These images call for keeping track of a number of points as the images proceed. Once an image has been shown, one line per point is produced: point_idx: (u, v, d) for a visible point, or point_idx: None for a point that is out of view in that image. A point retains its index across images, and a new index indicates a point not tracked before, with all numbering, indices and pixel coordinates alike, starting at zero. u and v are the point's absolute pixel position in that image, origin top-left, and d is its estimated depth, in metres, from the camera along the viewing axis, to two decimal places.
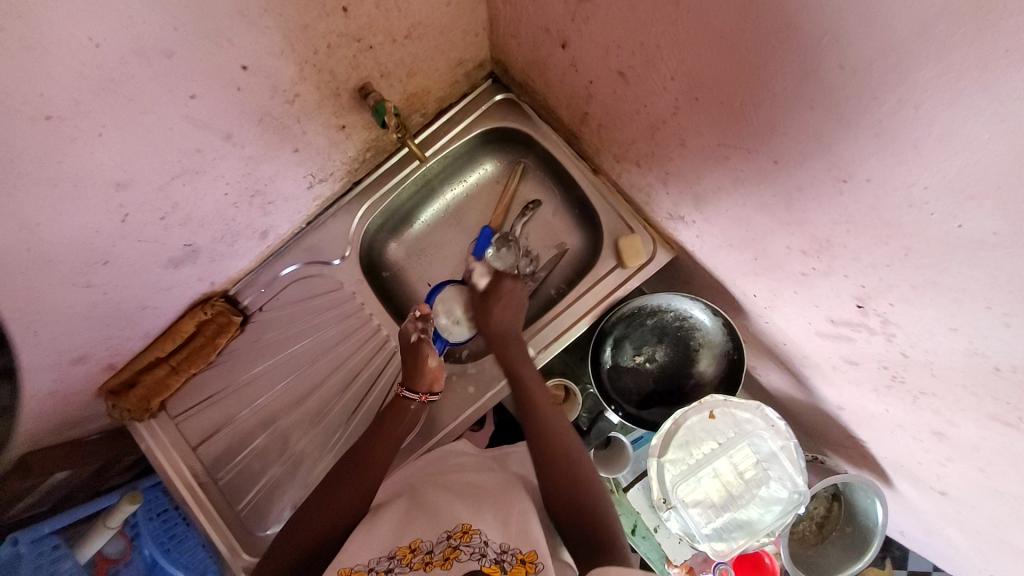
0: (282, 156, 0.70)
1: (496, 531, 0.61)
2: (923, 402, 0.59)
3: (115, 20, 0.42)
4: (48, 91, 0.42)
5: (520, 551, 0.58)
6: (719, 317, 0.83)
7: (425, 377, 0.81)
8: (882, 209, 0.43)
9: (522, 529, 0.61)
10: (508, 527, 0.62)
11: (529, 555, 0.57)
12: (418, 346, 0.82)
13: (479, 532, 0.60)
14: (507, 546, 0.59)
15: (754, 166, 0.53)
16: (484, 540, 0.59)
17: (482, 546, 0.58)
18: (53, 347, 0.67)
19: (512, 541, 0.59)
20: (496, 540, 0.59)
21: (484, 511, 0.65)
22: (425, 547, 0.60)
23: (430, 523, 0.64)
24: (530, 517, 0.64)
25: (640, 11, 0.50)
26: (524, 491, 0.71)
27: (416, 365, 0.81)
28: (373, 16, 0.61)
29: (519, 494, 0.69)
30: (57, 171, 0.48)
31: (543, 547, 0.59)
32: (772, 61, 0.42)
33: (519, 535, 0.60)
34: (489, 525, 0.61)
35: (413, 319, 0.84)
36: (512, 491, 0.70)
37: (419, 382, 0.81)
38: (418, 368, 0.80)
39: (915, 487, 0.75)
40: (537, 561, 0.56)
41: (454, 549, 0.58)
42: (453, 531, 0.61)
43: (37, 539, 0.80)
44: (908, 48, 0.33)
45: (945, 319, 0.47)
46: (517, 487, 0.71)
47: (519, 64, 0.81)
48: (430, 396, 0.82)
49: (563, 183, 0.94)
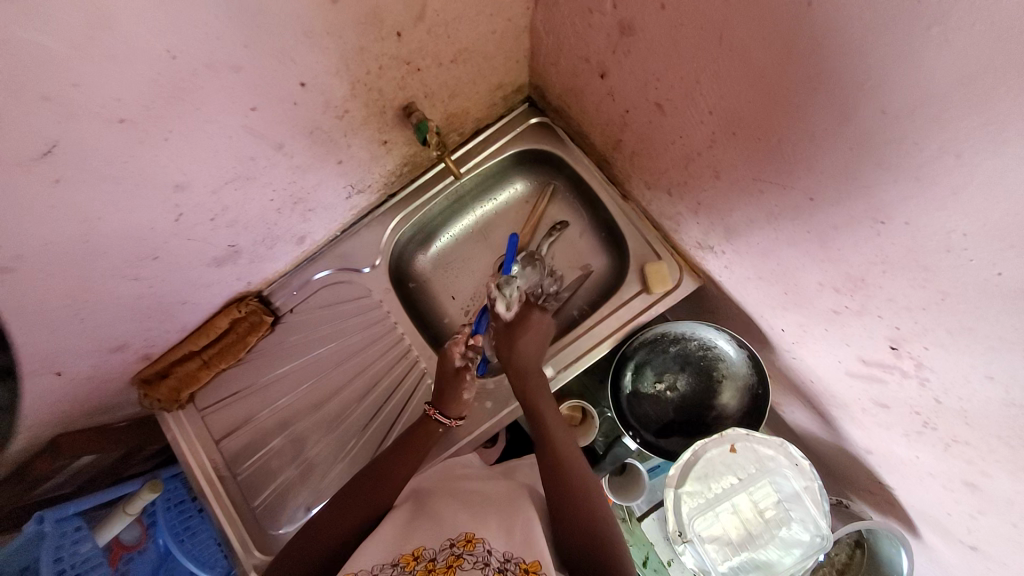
0: (326, 167, 0.74)
1: (499, 541, 0.60)
2: (955, 450, 0.58)
3: (191, 36, 0.45)
4: (125, 97, 0.46)
5: (523, 561, 0.57)
6: (744, 349, 0.82)
7: (458, 405, 0.83)
8: (919, 251, 0.43)
9: (526, 538, 0.61)
10: (511, 537, 0.61)
11: (532, 564, 0.57)
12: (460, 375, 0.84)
13: (482, 540, 0.60)
14: (510, 555, 0.58)
15: (788, 202, 0.53)
16: (487, 549, 0.58)
17: (486, 555, 0.58)
18: (97, 335, 0.70)
19: (514, 551, 0.59)
20: (499, 549, 0.59)
21: (487, 521, 0.64)
22: (428, 554, 0.59)
23: (433, 532, 0.63)
24: (533, 526, 0.63)
25: (682, 47, 0.52)
26: (529, 501, 0.70)
27: (452, 394, 0.83)
28: (423, 42, 0.64)
29: (524, 505, 0.69)
30: (124, 170, 0.52)
31: (547, 558, 0.58)
32: (812, 102, 0.43)
33: (522, 544, 0.60)
34: (492, 535, 0.61)
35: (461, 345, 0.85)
36: (518, 500, 0.70)
37: (451, 409, 0.83)
38: (457, 397, 0.83)
39: (944, 540, 0.72)
40: (540, 570, 0.56)
41: (457, 557, 0.58)
42: (455, 539, 0.60)
43: (60, 519, 0.83)
44: (951, 96, 0.33)
45: (981, 366, 0.46)
46: (523, 497, 0.71)
47: (556, 90, 0.84)
48: (459, 422, 0.84)
49: (592, 207, 0.95)
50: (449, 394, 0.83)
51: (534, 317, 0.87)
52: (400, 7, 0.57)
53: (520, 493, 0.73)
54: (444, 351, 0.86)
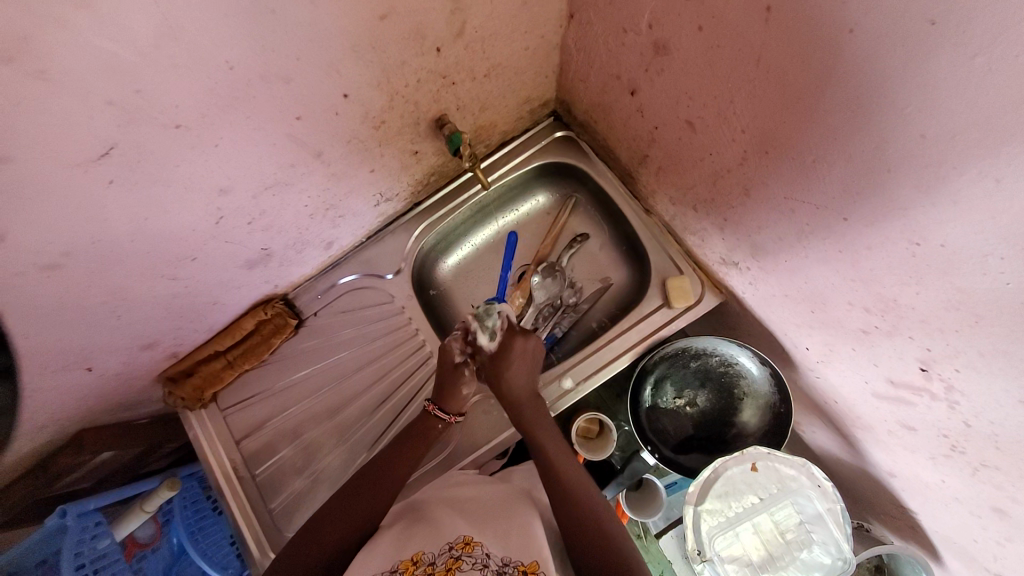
0: (359, 175, 0.76)
1: (498, 544, 0.62)
2: (985, 477, 0.57)
3: (248, 48, 0.47)
4: (181, 104, 0.47)
5: (521, 563, 0.59)
6: (766, 367, 0.81)
7: (456, 401, 0.84)
8: (954, 273, 0.43)
9: (523, 540, 0.63)
10: (508, 540, 0.63)
11: (530, 565, 0.59)
12: (458, 371, 0.84)
13: (480, 543, 0.61)
14: (507, 559, 0.60)
15: (820, 220, 0.54)
16: (485, 552, 0.60)
17: (484, 558, 0.59)
18: (131, 331, 0.72)
19: (512, 554, 0.61)
20: (497, 552, 0.61)
21: (486, 524, 0.66)
22: (427, 559, 0.60)
23: (432, 536, 0.64)
24: (530, 529, 0.65)
25: (717, 68, 0.53)
26: (526, 504, 0.72)
27: (450, 390, 0.84)
28: (460, 57, 0.66)
29: (522, 508, 0.71)
30: (173, 174, 0.54)
31: (546, 560, 0.60)
32: (849, 124, 0.43)
33: (520, 547, 0.61)
34: (490, 538, 0.63)
35: (459, 340, 0.85)
36: (516, 504, 0.72)
37: (450, 405, 0.84)
38: (454, 393, 0.84)
39: (969, 569, 0.71)
40: (538, 572, 0.58)
41: (456, 560, 0.59)
42: (454, 542, 0.62)
43: (83, 513, 0.84)
44: (997, 122, 0.34)
45: (1015, 391, 0.45)
46: (521, 501, 0.73)
47: (583, 105, 0.85)
48: (458, 418, 0.86)
49: (614, 221, 0.96)
50: (447, 390, 0.84)
51: (519, 342, 0.85)
52: (441, 23, 0.59)
53: (516, 496, 0.75)
54: (443, 346, 0.87)
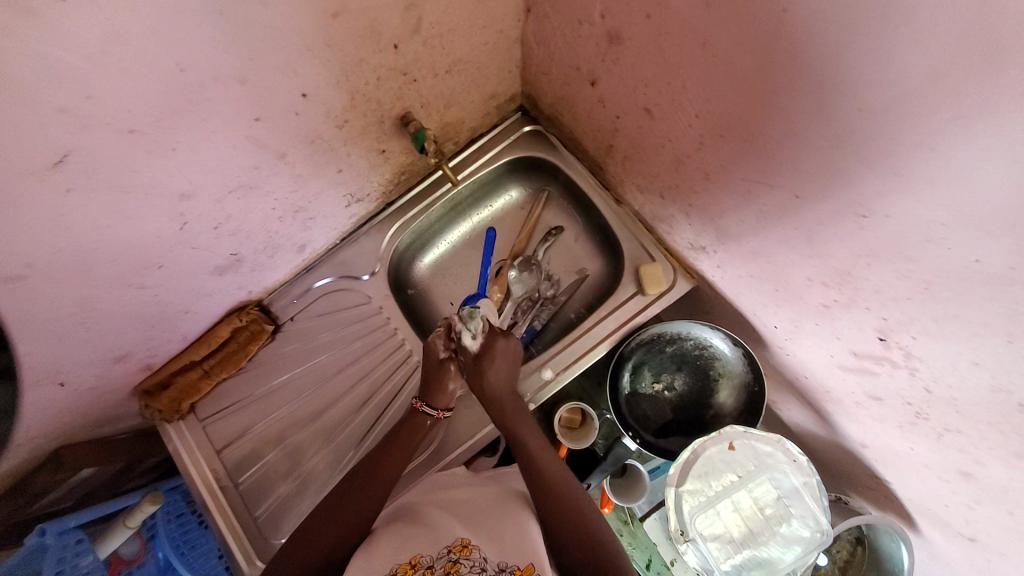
0: (327, 175, 0.75)
1: (495, 548, 0.62)
2: (948, 440, 0.59)
3: (199, 49, 0.47)
4: (135, 108, 0.47)
5: (518, 567, 0.59)
6: (739, 347, 0.83)
7: (443, 396, 0.84)
8: (900, 242, 0.45)
9: (520, 544, 0.63)
10: (505, 543, 0.63)
11: (528, 569, 0.59)
12: (446, 366, 0.85)
13: (478, 547, 0.61)
14: (505, 564, 0.59)
15: (775, 199, 0.55)
16: (484, 555, 0.60)
17: (482, 561, 0.59)
18: (101, 344, 0.71)
19: (509, 557, 0.60)
20: (494, 557, 0.60)
21: (483, 528, 0.66)
22: (426, 562, 0.60)
23: (428, 539, 0.63)
24: (527, 530, 0.65)
25: (668, 54, 0.54)
26: (523, 505, 0.71)
27: (438, 385, 0.84)
28: (419, 53, 0.66)
29: (519, 509, 0.70)
30: (132, 179, 0.53)
31: (543, 564, 0.60)
32: (792, 102, 0.45)
33: (517, 551, 0.61)
34: (487, 541, 0.63)
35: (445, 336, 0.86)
36: (515, 505, 0.72)
37: (437, 401, 0.84)
38: (441, 388, 0.84)
39: (943, 533, 0.73)
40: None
41: (454, 564, 0.59)
42: (452, 544, 0.61)
43: (61, 532, 0.82)
44: (922, 92, 0.35)
45: (967, 353, 0.47)
46: (517, 501, 0.72)
47: (548, 98, 0.86)
48: (446, 413, 0.86)
49: (587, 212, 0.97)
50: (434, 385, 0.84)
51: (501, 343, 0.85)
52: (397, 20, 0.59)
53: (512, 496, 0.74)
54: (428, 342, 0.87)
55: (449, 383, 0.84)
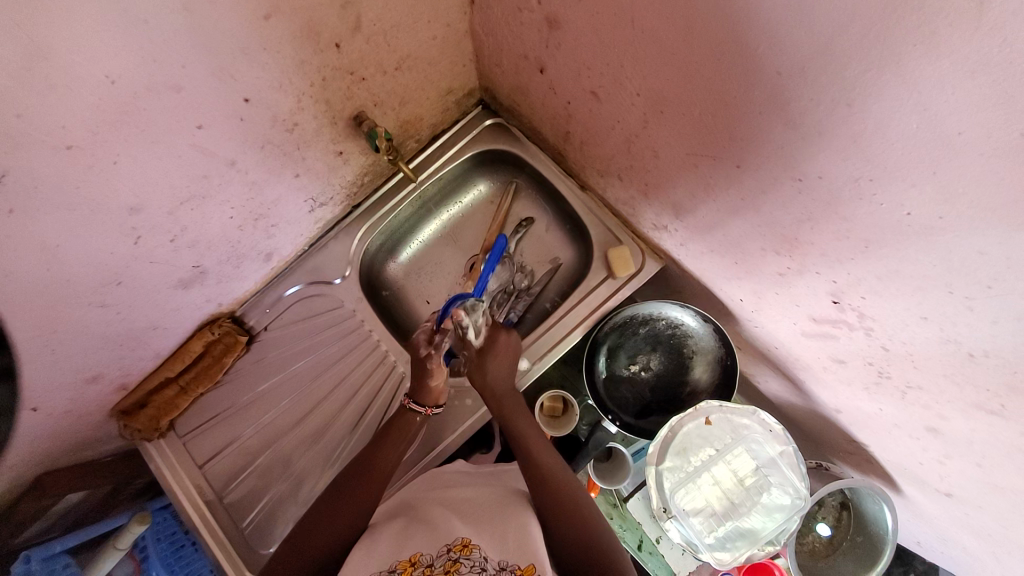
0: (284, 180, 0.75)
1: (495, 547, 0.62)
2: (911, 397, 0.60)
3: (129, 59, 0.47)
4: (70, 123, 0.47)
5: (519, 567, 0.59)
6: (709, 323, 0.84)
7: (431, 392, 0.85)
8: (838, 204, 0.45)
9: (521, 543, 0.62)
10: (506, 544, 0.62)
11: (528, 569, 0.58)
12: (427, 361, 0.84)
13: (478, 546, 0.61)
14: (505, 564, 0.59)
15: (720, 171, 0.56)
16: (483, 555, 0.60)
17: (482, 561, 0.59)
18: (68, 367, 0.71)
19: (510, 557, 0.60)
20: (494, 557, 0.60)
21: (483, 528, 0.66)
22: (425, 560, 0.61)
23: (430, 536, 0.64)
24: (529, 530, 0.65)
25: (603, 35, 0.54)
26: (527, 506, 0.71)
27: (423, 381, 0.84)
28: (363, 51, 0.66)
29: (521, 508, 0.70)
30: (76, 197, 0.53)
31: (543, 562, 0.59)
32: (720, 71, 0.45)
33: (517, 549, 0.61)
34: (488, 541, 0.63)
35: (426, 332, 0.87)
36: (516, 505, 0.71)
37: (425, 397, 0.85)
38: (426, 384, 0.84)
39: (921, 490, 0.74)
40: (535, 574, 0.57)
41: (454, 562, 0.59)
42: (453, 544, 0.62)
43: (47, 558, 0.84)
44: (832, 50, 0.36)
45: (915, 308, 0.48)
46: (521, 502, 0.72)
47: (504, 89, 0.86)
48: (435, 410, 0.85)
49: (555, 201, 0.97)
50: (420, 381, 0.84)
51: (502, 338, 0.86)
52: (334, 18, 0.59)
53: (517, 497, 0.74)
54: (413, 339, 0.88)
55: (432, 379, 0.84)
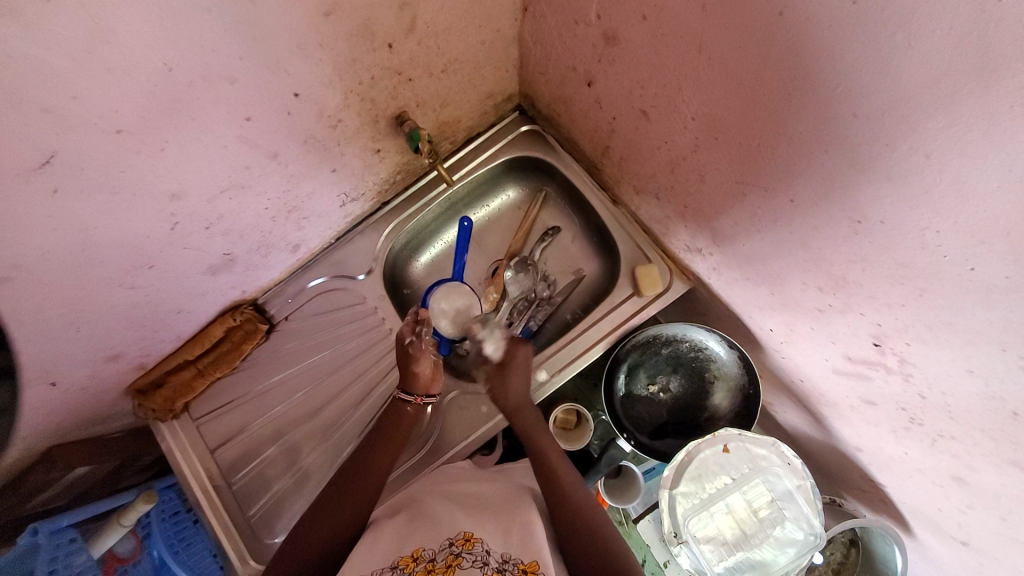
0: (320, 175, 0.75)
1: (498, 541, 0.62)
2: (942, 446, 0.59)
3: (188, 49, 0.46)
4: (122, 108, 0.46)
5: (522, 562, 0.59)
6: (734, 350, 0.83)
7: (419, 380, 0.83)
8: (897, 250, 0.44)
9: (523, 537, 0.62)
10: (508, 538, 0.63)
11: (531, 565, 0.58)
12: (409, 351, 0.82)
13: (481, 540, 0.61)
14: (508, 556, 0.60)
15: (771, 203, 0.55)
16: (486, 548, 0.60)
17: (485, 554, 0.59)
18: (92, 345, 0.71)
19: (513, 551, 0.60)
20: (497, 549, 0.60)
21: (487, 521, 0.66)
22: (428, 555, 0.61)
23: (432, 532, 0.64)
24: (531, 525, 0.65)
25: (664, 56, 0.53)
26: (528, 502, 0.71)
27: (408, 369, 0.83)
28: (413, 52, 0.65)
29: (523, 504, 0.70)
30: (121, 180, 0.52)
31: (545, 556, 0.60)
32: (788, 107, 0.44)
33: (520, 544, 0.61)
34: (490, 535, 0.63)
35: (409, 323, 0.84)
36: (518, 501, 0.71)
37: (414, 385, 0.84)
38: (411, 373, 0.82)
39: (938, 538, 0.73)
40: (538, 570, 0.58)
41: (456, 556, 0.59)
42: (455, 538, 0.62)
43: (54, 531, 0.84)
44: (918, 98, 0.35)
45: (961, 361, 0.47)
46: (523, 499, 0.72)
47: (546, 98, 0.86)
48: (426, 399, 0.84)
49: (584, 212, 0.97)
50: (404, 371, 0.83)
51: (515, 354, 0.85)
52: (390, 19, 0.59)
53: (519, 493, 0.74)
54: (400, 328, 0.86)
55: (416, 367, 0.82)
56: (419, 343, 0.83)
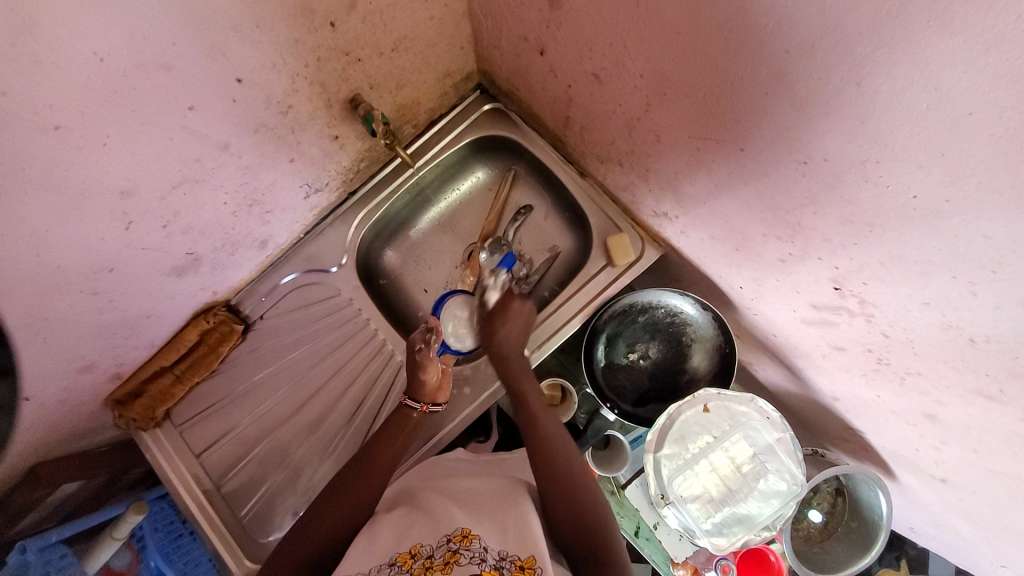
0: (278, 165, 0.74)
1: (495, 538, 0.61)
2: (910, 383, 0.60)
3: (118, 37, 0.45)
4: (56, 103, 0.45)
5: (520, 559, 0.58)
6: (708, 311, 0.84)
7: (427, 388, 0.83)
8: (843, 188, 0.45)
9: (521, 534, 0.62)
10: (506, 535, 0.62)
11: (529, 561, 0.58)
12: (417, 360, 0.82)
13: (478, 536, 0.61)
14: (505, 553, 0.59)
15: (723, 155, 0.55)
16: (484, 545, 0.59)
17: (482, 551, 0.59)
18: (62, 356, 0.70)
19: (511, 548, 0.60)
20: (495, 547, 0.60)
21: (484, 518, 0.65)
22: (425, 551, 0.60)
23: (429, 526, 0.64)
24: (528, 519, 0.64)
25: (606, 14, 0.53)
26: (524, 494, 0.71)
27: (417, 378, 0.82)
28: (359, 31, 0.64)
29: (521, 498, 0.70)
30: (65, 180, 0.51)
31: (543, 551, 0.59)
32: (727, 52, 0.44)
33: (518, 542, 0.60)
34: (488, 531, 0.62)
35: (421, 330, 0.84)
36: (516, 495, 0.71)
37: (422, 393, 0.83)
38: (419, 381, 0.82)
39: (917, 477, 0.74)
40: (536, 566, 0.57)
41: (453, 553, 0.58)
42: (452, 534, 0.61)
43: (44, 549, 0.81)
44: (843, 25, 0.35)
45: (916, 294, 0.48)
46: (519, 490, 0.72)
47: (503, 73, 0.85)
48: (432, 407, 0.83)
49: (553, 188, 0.96)
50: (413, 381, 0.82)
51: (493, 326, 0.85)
52: None
53: (513, 484, 0.74)
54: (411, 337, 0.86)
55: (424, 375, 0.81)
56: (428, 352, 0.83)
